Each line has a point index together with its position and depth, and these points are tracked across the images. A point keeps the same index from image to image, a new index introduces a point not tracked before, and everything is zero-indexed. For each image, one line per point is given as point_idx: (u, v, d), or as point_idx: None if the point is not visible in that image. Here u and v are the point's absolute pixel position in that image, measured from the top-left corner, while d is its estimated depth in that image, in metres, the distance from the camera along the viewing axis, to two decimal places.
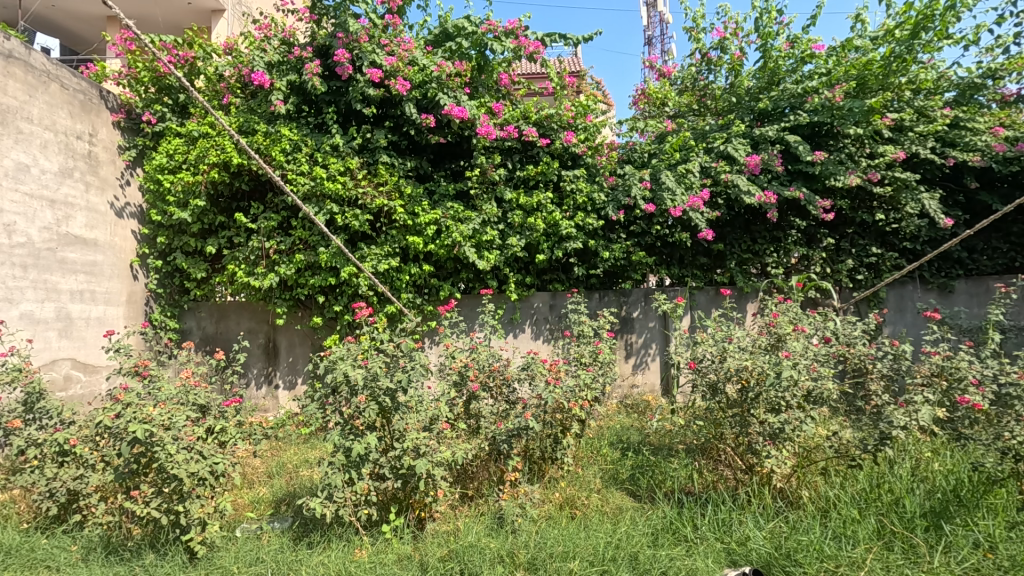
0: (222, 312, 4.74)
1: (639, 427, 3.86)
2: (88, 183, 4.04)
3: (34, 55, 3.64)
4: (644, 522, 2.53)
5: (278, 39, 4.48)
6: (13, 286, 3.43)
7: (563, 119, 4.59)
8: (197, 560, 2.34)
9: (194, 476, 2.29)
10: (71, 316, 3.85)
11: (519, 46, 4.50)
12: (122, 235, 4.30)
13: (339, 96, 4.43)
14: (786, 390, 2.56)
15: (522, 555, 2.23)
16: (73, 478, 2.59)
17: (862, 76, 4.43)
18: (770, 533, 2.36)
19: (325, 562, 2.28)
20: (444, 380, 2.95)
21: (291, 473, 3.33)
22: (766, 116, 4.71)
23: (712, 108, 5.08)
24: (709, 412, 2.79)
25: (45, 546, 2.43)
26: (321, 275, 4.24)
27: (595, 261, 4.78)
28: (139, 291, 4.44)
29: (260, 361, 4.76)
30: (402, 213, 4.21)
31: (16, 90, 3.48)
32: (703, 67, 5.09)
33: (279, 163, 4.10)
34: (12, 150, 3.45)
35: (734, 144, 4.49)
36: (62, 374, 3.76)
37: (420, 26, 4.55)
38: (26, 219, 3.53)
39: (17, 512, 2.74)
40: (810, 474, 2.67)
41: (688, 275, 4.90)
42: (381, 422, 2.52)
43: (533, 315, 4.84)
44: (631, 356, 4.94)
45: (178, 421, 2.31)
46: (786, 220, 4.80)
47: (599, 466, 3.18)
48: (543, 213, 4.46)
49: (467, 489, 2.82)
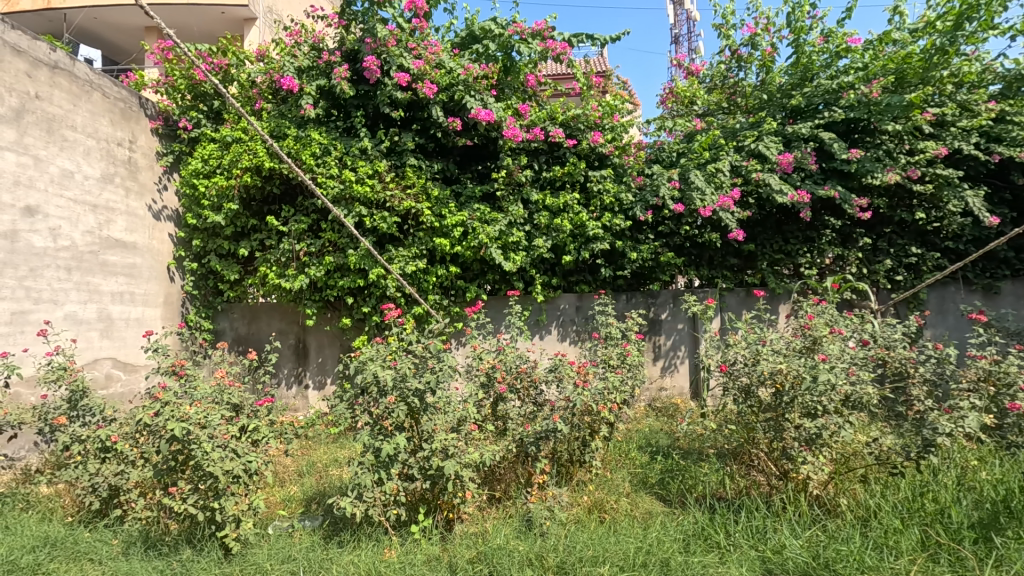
0: (254, 314, 4.84)
1: (668, 431, 3.80)
2: (128, 188, 4.17)
3: (78, 65, 3.80)
4: (675, 528, 2.48)
5: (308, 45, 4.56)
6: (58, 288, 3.57)
7: (590, 119, 4.57)
8: (232, 556, 2.38)
9: (229, 474, 2.33)
10: (111, 317, 3.98)
11: (546, 48, 4.50)
12: (160, 238, 4.43)
13: (367, 100, 4.50)
14: (822, 395, 2.47)
15: (551, 558, 2.21)
16: (114, 474, 2.67)
17: (901, 70, 4.26)
18: (808, 542, 2.28)
19: (356, 561, 2.29)
20: (472, 381, 2.96)
21: (321, 472, 3.39)
22: (799, 113, 4.63)
23: (742, 106, 4.97)
24: (741, 417, 2.72)
25: (88, 539, 2.50)
26: (350, 277, 4.29)
27: (622, 263, 4.74)
28: (176, 293, 4.57)
29: (291, 362, 4.85)
30: (429, 215, 4.22)
31: (61, 99, 3.64)
32: (733, 64, 5.00)
33: (309, 166, 4.14)
34: (58, 157, 3.60)
35: (765, 143, 4.38)
36: (104, 373, 3.90)
37: (446, 29, 4.59)
38: (70, 223, 3.67)
39: (62, 505, 2.83)
40: (847, 481, 2.60)
41: (718, 276, 4.82)
42: (410, 423, 2.52)
43: (560, 316, 4.81)
44: (660, 358, 4.86)
45: (213, 420, 2.36)
46: (820, 220, 4.68)
47: (628, 470, 3.13)
48: (570, 214, 4.42)
49: (495, 491, 2.82)
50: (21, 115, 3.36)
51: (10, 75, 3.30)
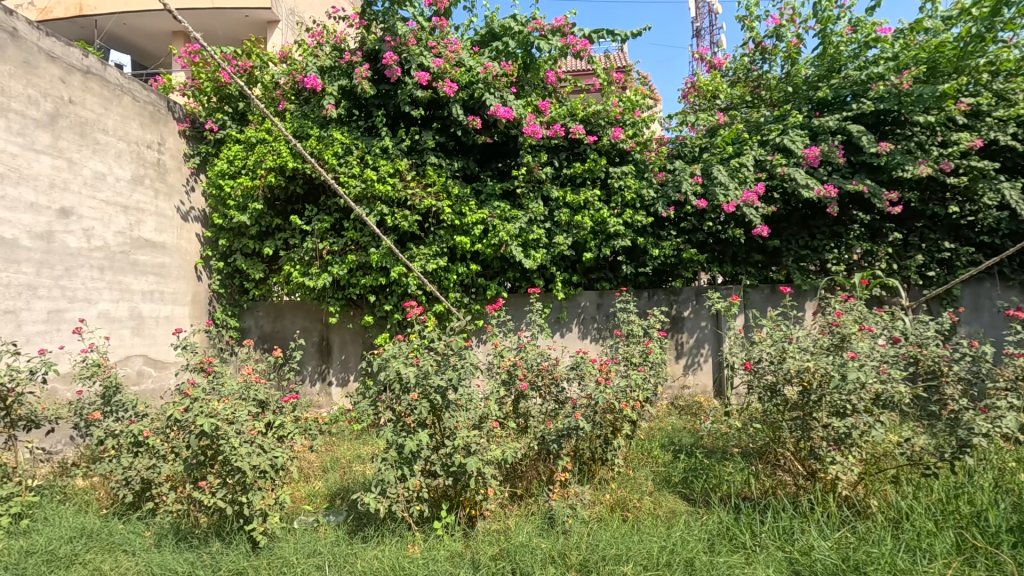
0: (278, 312, 4.91)
1: (692, 429, 3.77)
2: (157, 190, 4.27)
3: (109, 70, 3.90)
4: (699, 527, 2.45)
5: (329, 45, 4.61)
6: (91, 287, 3.67)
7: (611, 115, 4.54)
8: (259, 549, 2.42)
9: (256, 469, 2.38)
10: (142, 315, 4.08)
11: (566, 44, 4.48)
12: (187, 237, 4.53)
13: (387, 99, 4.53)
14: (851, 394, 2.41)
15: (574, 556, 2.21)
16: (146, 468, 2.73)
17: (933, 59, 4.14)
18: (837, 543, 2.24)
19: (380, 556, 2.32)
20: (493, 379, 2.97)
21: (345, 468, 3.43)
22: (826, 105, 4.51)
23: (766, 99, 4.89)
24: (767, 416, 2.67)
25: (122, 531, 2.57)
26: (372, 275, 4.33)
27: (643, 259, 4.70)
28: (203, 291, 4.67)
29: (314, 359, 4.91)
30: (450, 214, 4.23)
31: (93, 103, 3.74)
32: (757, 57, 4.92)
33: (331, 166, 4.18)
34: (91, 160, 3.70)
35: (791, 136, 4.29)
36: (135, 370, 4.01)
37: (466, 27, 4.60)
38: (103, 224, 3.78)
39: (97, 498, 2.91)
40: (877, 482, 2.54)
41: (742, 273, 4.75)
42: (432, 420, 2.54)
43: (580, 314, 4.79)
44: (682, 356, 4.81)
45: (240, 416, 2.41)
46: (848, 215, 4.57)
47: (651, 468, 3.11)
48: (591, 210, 4.40)
49: (516, 488, 2.82)
50: (55, 119, 3.47)
51: (45, 81, 3.41)
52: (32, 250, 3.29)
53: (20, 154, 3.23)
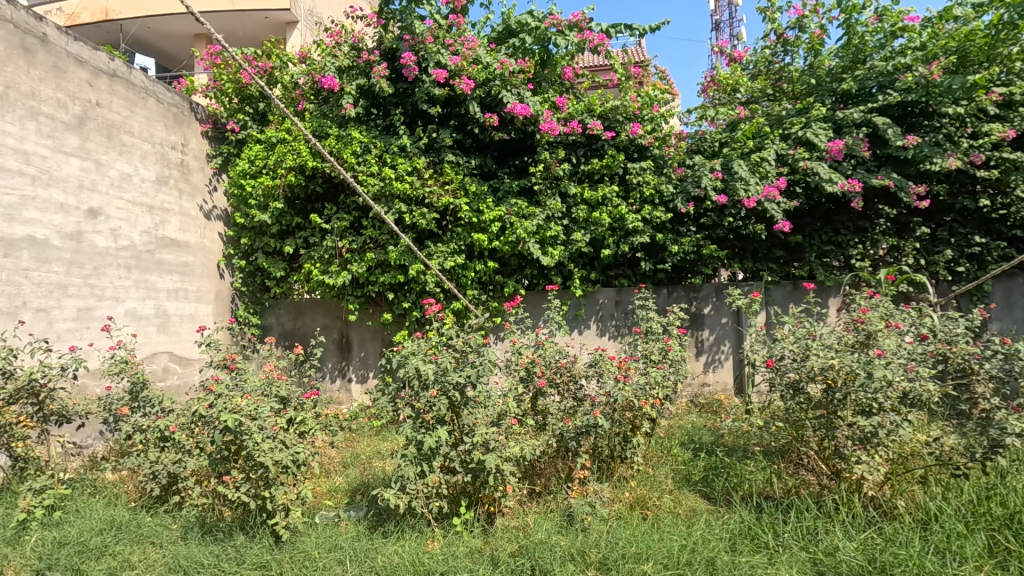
0: (299, 309, 4.98)
1: (712, 428, 3.73)
2: (181, 190, 4.35)
3: (135, 73, 3.98)
4: (720, 526, 2.43)
5: (348, 45, 4.65)
6: (119, 286, 3.76)
7: (629, 110, 4.51)
8: (282, 543, 2.46)
9: (278, 464, 2.42)
10: (167, 313, 4.17)
11: (583, 39, 4.46)
12: (211, 237, 4.61)
13: (406, 97, 4.57)
14: (877, 392, 2.37)
15: (593, 554, 2.20)
16: (173, 462, 2.80)
17: (964, 48, 3.98)
18: (862, 544, 2.19)
19: (400, 551, 2.33)
20: (512, 376, 2.98)
21: (365, 463, 3.47)
22: (851, 98, 4.42)
23: (788, 92, 4.81)
24: (789, 414, 2.62)
25: (150, 523, 2.63)
26: (391, 273, 4.36)
27: (662, 256, 4.66)
28: (226, 289, 4.75)
29: (335, 356, 4.97)
30: (467, 211, 4.23)
31: (119, 106, 3.82)
32: (778, 49, 4.85)
33: (350, 165, 4.21)
34: (117, 161, 3.79)
35: (814, 130, 4.20)
36: (162, 366, 4.11)
37: (483, 24, 4.59)
38: (130, 224, 3.86)
39: (125, 491, 2.99)
40: (905, 482, 2.48)
41: (763, 269, 4.67)
42: (451, 417, 2.55)
43: (599, 311, 4.77)
44: (702, 354, 4.77)
45: (263, 412, 2.45)
46: (873, 209, 4.47)
47: (671, 466, 3.09)
48: (609, 207, 4.36)
49: (535, 485, 2.82)
50: (83, 122, 3.55)
51: (73, 84, 3.49)
52: (62, 250, 3.38)
53: (50, 157, 3.32)
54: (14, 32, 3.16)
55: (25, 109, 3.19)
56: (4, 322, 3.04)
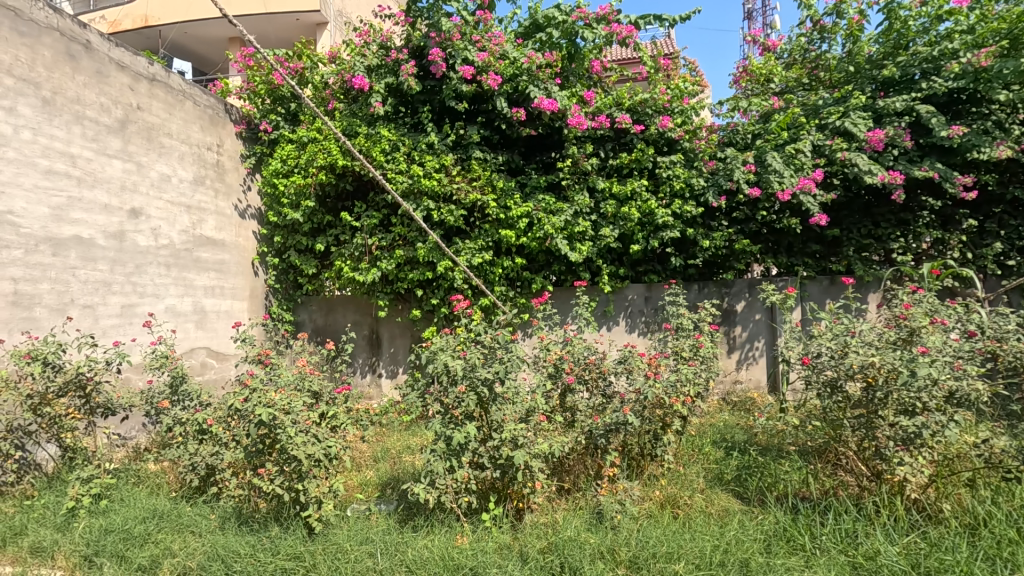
0: (330, 306, 5.06)
1: (745, 426, 3.65)
2: (217, 190, 4.47)
3: (172, 77, 4.10)
4: (754, 527, 2.37)
5: (376, 44, 4.69)
6: (159, 283, 3.89)
7: (658, 103, 4.43)
8: (315, 535, 2.51)
9: (311, 458, 2.47)
10: (205, 309, 4.30)
11: (611, 32, 4.40)
12: (245, 235, 4.73)
13: (433, 95, 4.58)
14: (922, 391, 2.27)
15: (623, 552, 2.18)
16: (210, 454, 2.86)
17: (1015, 31, 3.78)
18: (905, 549, 2.12)
19: (430, 545, 2.35)
20: (540, 372, 2.96)
21: (395, 458, 3.52)
22: (892, 85, 4.25)
23: (825, 81, 4.67)
24: (827, 414, 2.54)
25: (190, 513, 2.71)
26: (419, 270, 4.39)
27: (693, 251, 4.57)
28: (260, 286, 4.87)
29: (365, 352, 5.05)
30: (495, 208, 4.24)
31: (158, 109, 3.94)
32: (815, 37, 4.71)
33: (379, 163, 4.25)
34: (157, 162, 3.91)
35: (853, 119, 4.05)
36: (199, 361, 4.24)
37: (509, 19, 4.58)
38: (169, 224, 3.99)
39: (167, 481, 3.09)
40: (951, 485, 2.36)
41: (798, 264, 4.55)
42: (479, 413, 2.56)
43: (628, 307, 4.71)
44: (735, 351, 4.67)
45: (296, 406, 2.50)
46: (916, 201, 4.30)
47: (701, 465, 3.03)
48: (638, 201, 4.30)
49: (564, 482, 2.80)
50: (125, 125, 3.68)
51: (116, 89, 3.62)
52: (106, 249, 3.51)
53: (95, 159, 3.45)
54: (60, 40, 3.29)
55: (71, 113, 3.32)
56: (53, 318, 3.18)
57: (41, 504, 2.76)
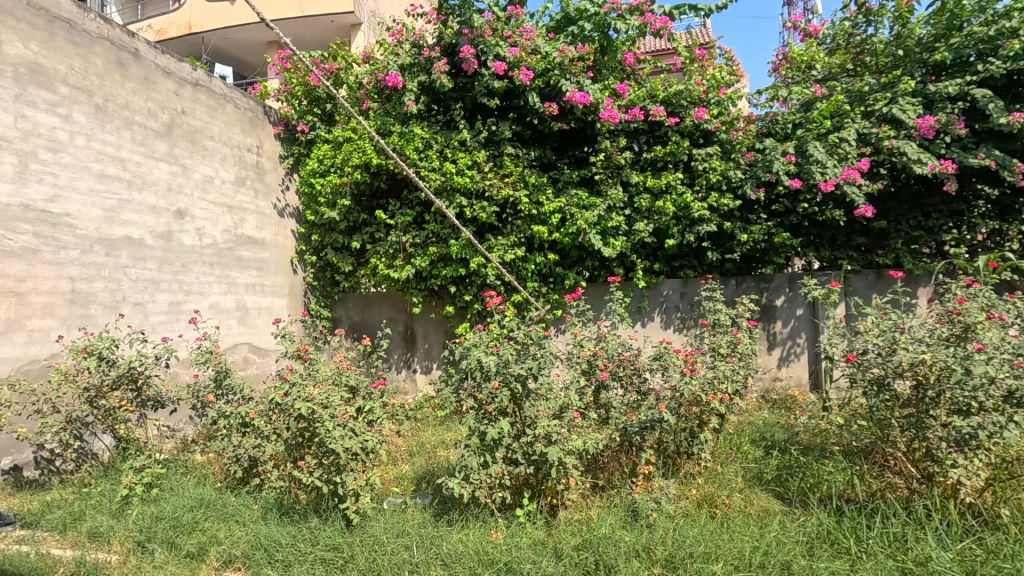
0: (366, 303, 5.16)
1: (786, 425, 3.55)
2: (257, 190, 4.60)
3: (214, 81, 4.23)
4: (796, 529, 2.30)
5: (409, 43, 4.73)
6: (204, 281, 4.03)
7: (693, 94, 4.33)
8: (353, 527, 2.56)
9: (349, 452, 2.52)
10: (247, 306, 4.43)
11: (644, 23, 4.32)
12: (284, 234, 4.86)
13: (465, 92, 4.59)
14: (977, 390, 2.16)
15: (659, 551, 2.14)
16: (253, 446, 2.96)
17: None
18: (959, 556, 2.02)
19: (464, 540, 2.37)
20: (573, 369, 2.93)
21: (430, 452, 3.56)
22: (944, 69, 4.04)
23: (872, 66, 4.48)
24: (873, 413, 2.46)
25: (234, 503, 2.81)
26: (452, 266, 4.42)
27: (730, 245, 4.47)
28: (299, 283, 5.00)
29: (400, 348, 5.12)
30: (527, 204, 4.23)
31: (201, 113, 4.08)
32: (860, 20, 4.53)
33: (413, 161, 4.29)
34: (200, 165, 4.05)
35: (901, 106, 3.87)
36: (242, 356, 4.38)
37: (541, 14, 4.55)
38: (212, 223, 4.12)
39: (213, 472, 3.21)
40: (1009, 489, 2.26)
41: (842, 258, 4.39)
42: (513, 409, 2.56)
43: (663, 303, 4.64)
44: (775, 347, 4.54)
45: (334, 401, 2.56)
46: (971, 189, 4.08)
47: (740, 464, 2.96)
48: (673, 195, 4.21)
49: (598, 479, 2.78)
50: (171, 129, 3.82)
51: (162, 95, 3.76)
52: (155, 249, 3.65)
53: (143, 162, 3.60)
54: (110, 49, 3.43)
55: (121, 119, 3.47)
56: (107, 315, 3.34)
57: (98, 492, 2.91)
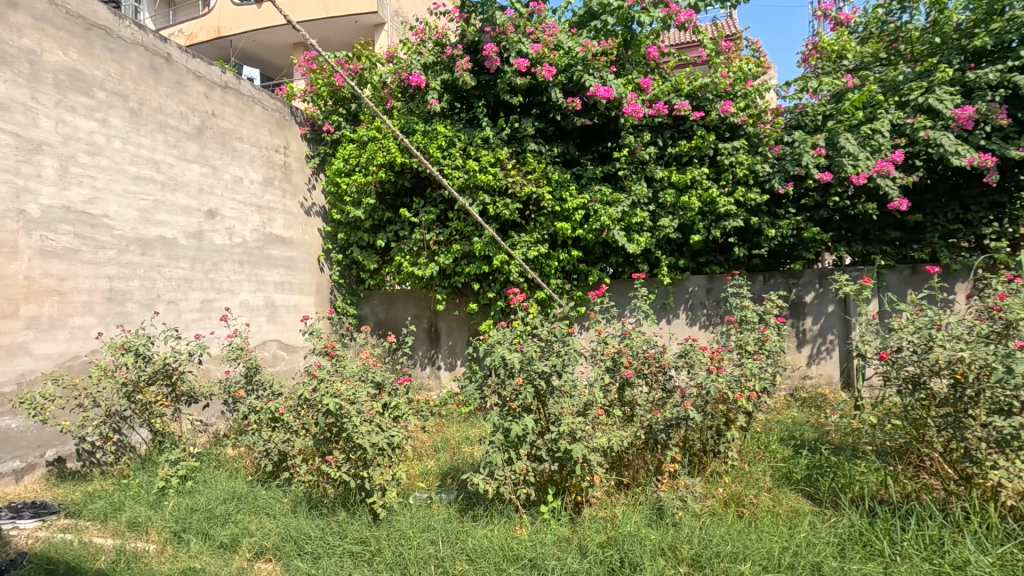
0: (391, 300, 5.22)
1: (816, 424, 3.48)
2: (285, 190, 4.69)
3: (243, 84, 4.33)
4: (826, 530, 2.25)
5: (432, 41, 4.75)
6: (234, 279, 4.13)
7: (719, 87, 4.26)
8: (380, 521, 2.60)
9: (375, 447, 2.56)
10: (275, 304, 4.53)
11: (668, 15, 4.25)
12: (311, 232, 4.94)
13: (488, 89, 4.60)
14: (1019, 389, 2.08)
15: (685, 550, 2.13)
16: (282, 441, 3.01)
17: None
18: (999, 560, 1.96)
19: (489, 535, 2.39)
20: (597, 366, 2.92)
21: (454, 448, 3.59)
22: (984, 55, 3.89)
23: (906, 54, 4.35)
24: (908, 412, 2.39)
25: (265, 496, 2.88)
26: (476, 264, 4.44)
27: (757, 240, 4.39)
28: (325, 281, 5.08)
29: (425, 344, 5.17)
30: (550, 200, 4.22)
31: (230, 115, 4.17)
32: (895, 8, 4.41)
33: (436, 159, 4.32)
34: (230, 166, 4.15)
35: (938, 95, 3.74)
36: (271, 353, 4.48)
37: (564, 9, 4.53)
38: (241, 223, 4.22)
39: (244, 465, 3.30)
40: None
41: (875, 253, 4.27)
42: (537, 406, 2.56)
43: (688, 300, 4.58)
44: (805, 345, 4.44)
45: (360, 397, 2.59)
46: (1012, 180, 3.93)
47: (768, 463, 2.91)
48: (698, 190, 4.15)
49: (623, 477, 2.77)
50: (201, 131, 3.92)
51: (193, 98, 3.86)
52: (187, 248, 3.76)
53: (176, 164, 3.70)
54: (144, 54, 3.53)
55: (154, 123, 3.57)
56: (142, 313, 3.45)
57: (136, 483, 3.01)
